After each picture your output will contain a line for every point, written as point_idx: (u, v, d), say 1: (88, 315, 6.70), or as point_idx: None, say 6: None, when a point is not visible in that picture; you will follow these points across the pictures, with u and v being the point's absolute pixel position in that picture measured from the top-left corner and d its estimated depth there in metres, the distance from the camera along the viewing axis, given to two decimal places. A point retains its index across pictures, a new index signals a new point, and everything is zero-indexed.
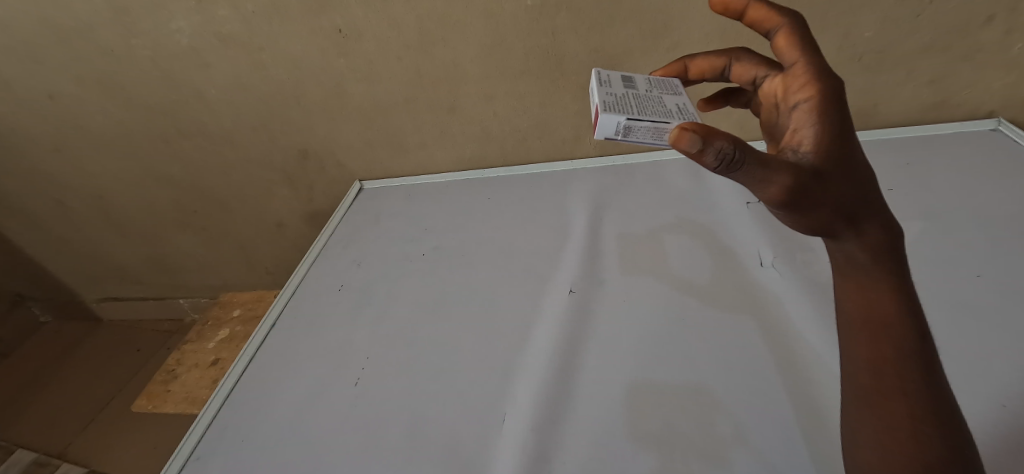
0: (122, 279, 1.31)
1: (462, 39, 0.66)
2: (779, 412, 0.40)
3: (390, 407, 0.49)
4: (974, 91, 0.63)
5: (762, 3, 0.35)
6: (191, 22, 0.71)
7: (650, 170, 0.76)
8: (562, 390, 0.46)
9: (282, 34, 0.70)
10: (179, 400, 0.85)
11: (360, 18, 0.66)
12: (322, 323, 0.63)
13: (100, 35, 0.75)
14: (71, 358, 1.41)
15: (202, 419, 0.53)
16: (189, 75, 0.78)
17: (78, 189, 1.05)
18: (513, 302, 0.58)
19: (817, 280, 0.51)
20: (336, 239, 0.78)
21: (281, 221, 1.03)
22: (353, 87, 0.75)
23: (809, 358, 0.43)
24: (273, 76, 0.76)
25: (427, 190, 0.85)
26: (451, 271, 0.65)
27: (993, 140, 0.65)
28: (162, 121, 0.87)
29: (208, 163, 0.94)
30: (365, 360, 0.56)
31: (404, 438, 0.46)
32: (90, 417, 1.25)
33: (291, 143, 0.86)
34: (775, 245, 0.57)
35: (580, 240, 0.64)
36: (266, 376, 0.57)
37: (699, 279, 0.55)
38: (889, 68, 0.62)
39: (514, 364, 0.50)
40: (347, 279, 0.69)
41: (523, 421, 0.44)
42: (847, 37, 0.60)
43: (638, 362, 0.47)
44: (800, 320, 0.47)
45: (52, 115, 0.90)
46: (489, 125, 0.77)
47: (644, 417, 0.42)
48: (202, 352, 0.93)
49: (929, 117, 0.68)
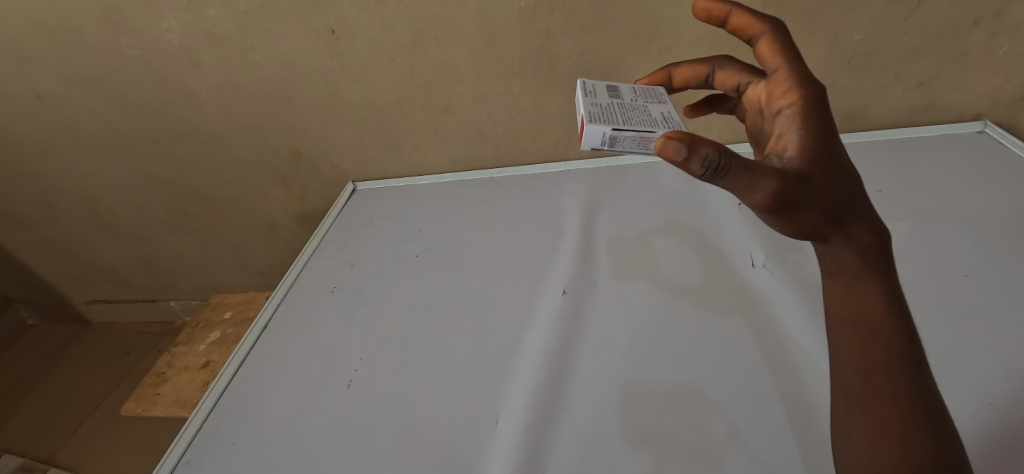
0: (111, 281, 1.29)
1: (455, 40, 0.66)
2: (772, 414, 0.40)
3: (382, 409, 0.49)
4: (961, 94, 0.64)
5: (744, 10, 0.35)
6: (182, 21, 0.70)
7: (642, 171, 0.76)
8: (555, 391, 0.46)
9: (274, 34, 0.70)
10: (169, 403, 0.84)
11: (352, 19, 0.66)
12: (314, 325, 0.62)
13: (88, 34, 0.74)
14: (59, 361, 1.39)
15: (192, 424, 0.52)
16: (180, 75, 0.78)
17: (66, 190, 1.04)
18: (506, 304, 0.58)
19: (806, 281, 0.51)
20: (329, 240, 0.78)
21: (274, 222, 1.03)
22: (346, 88, 0.75)
23: (799, 359, 0.44)
24: (265, 76, 0.75)
25: (421, 191, 0.85)
26: (445, 272, 0.65)
27: (980, 142, 0.66)
28: (152, 122, 0.86)
29: (199, 163, 0.93)
30: (358, 362, 0.55)
31: (397, 440, 0.45)
32: (79, 421, 1.24)
33: (283, 144, 0.86)
34: (765, 246, 0.57)
35: (574, 242, 0.64)
36: (257, 378, 0.57)
37: (691, 281, 0.55)
38: (877, 71, 0.63)
39: (507, 365, 0.50)
40: (339, 281, 0.69)
41: (516, 423, 0.44)
42: (837, 40, 0.61)
43: (630, 363, 0.47)
44: (789, 321, 0.48)
45: (39, 115, 0.88)
46: (483, 126, 0.77)
47: (636, 418, 0.42)
48: (193, 355, 0.92)
49: (917, 119, 0.69)
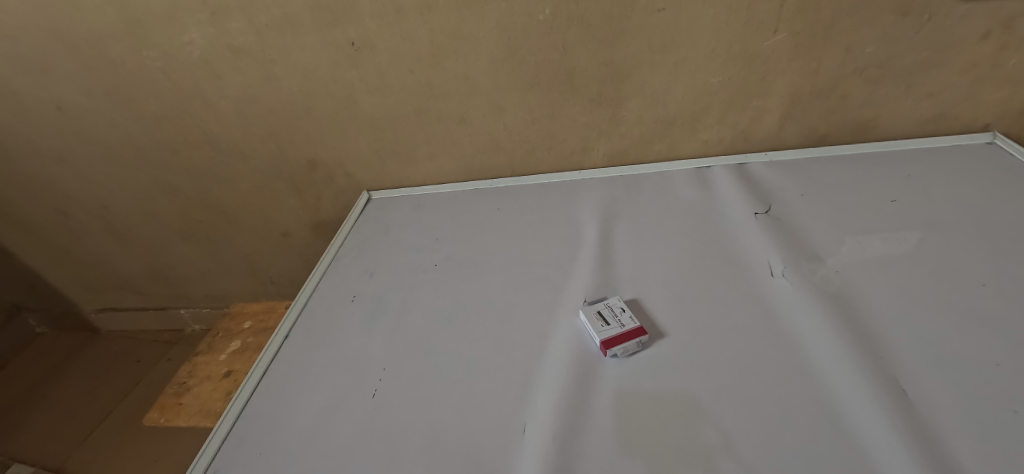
0: (122, 290, 1.29)
1: (473, 53, 0.68)
2: (804, 427, 0.39)
3: (409, 418, 0.49)
4: (970, 105, 0.66)
5: None
6: (203, 34, 0.71)
7: (657, 179, 0.77)
8: (581, 402, 0.46)
9: (295, 47, 0.71)
10: (192, 413, 0.83)
11: (372, 31, 0.67)
12: (335, 334, 0.63)
13: (110, 47, 0.75)
14: (68, 369, 1.38)
15: (217, 433, 0.53)
16: (199, 86, 0.79)
17: (80, 199, 1.04)
18: (527, 313, 0.58)
19: (828, 289, 0.52)
20: (346, 249, 0.78)
21: (286, 231, 1.03)
22: (364, 99, 0.76)
23: (824, 365, 0.43)
24: (283, 87, 0.76)
25: (437, 200, 0.85)
26: (464, 282, 0.66)
27: (990, 152, 0.66)
28: (170, 132, 0.87)
29: (213, 172, 0.93)
30: (381, 371, 0.56)
31: (425, 449, 0.45)
32: (89, 429, 1.22)
33: (300, 154, 0.86)
34: (784, 255, 0.58)
35: (592, 251, 0.65)
36: (281, 388, 0.57)
37: (709, 303, 0.54)
38: (888, 83, 0.65)
39: (532, 375, 0.50)
40: (358, 290, 0.69)
41: (544, 433, 0.44)
42: (849, 53, 0.62)
43: (652, 373, 0.47)
44: (812, 330, 0.47)
45: (58, 126, 0.89)
46: (499, 137, 0.78)
47: (661, 430, 0.41)
48: (214, 364, 0.92)
49: (926, 130, 0.70)
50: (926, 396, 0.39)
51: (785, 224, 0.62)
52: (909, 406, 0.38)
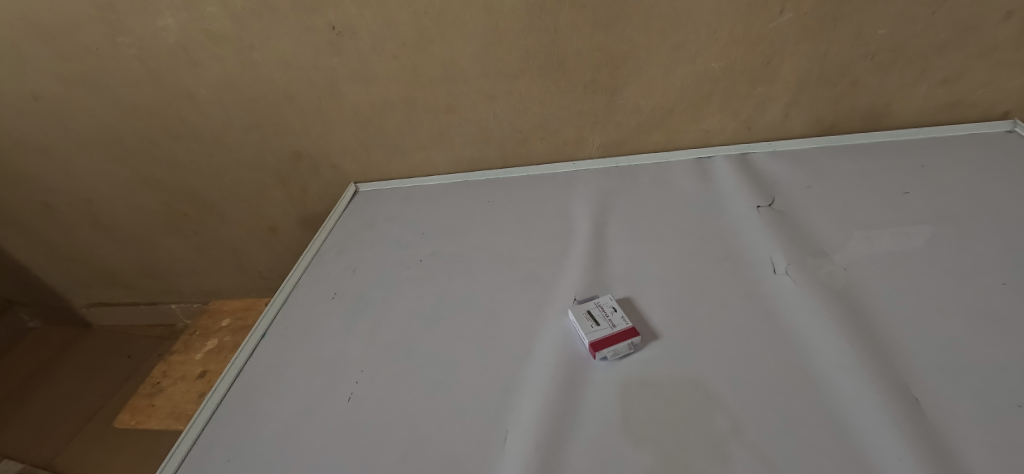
0: (112, 284, 1.27)
1: (459, 37, 0.64)
2: (805, 439, 0.35)
3: (384, 424, 0.46)
4: (989, 91, 0.61)
5: None
6: (178, 19, 0.68)
7: (654, 171, 0.73)
8: (565, 408, 0.43)
9: (273, 33, 0.67)
10: (164, 415, 0.82)
11: (353, 15, 0.64)
12: (315, 334, 0.60)
13: (83, 33, 0.72)
14: (61, 364, 1.38)
15: (186, 438, 0.50)
16: (177, 74, 0.76)
17: (64, 192, 1.02)
18: (514, 313, 0.56)
19: (834, 288, 0.48)
20: (330, 244, 0.76)
21: (274, 225, 1.01)
22: (347, 87, 0.73)
23: (828, 371, 0.40)
24: (263, 75, 0.73)
25: (426, 193, 0.82)
26: (450, 279, 0.63)
27: (1009, 141, 0.62)
28: (151, 123, 0.84)
29: (196, 164, 0.90)
30: (359, 373, 0.53)
31: (399, 458, 0.43)
32: (79, 425, 1.22)
33: (285, 145, 0.84)
34: (787, 251, 0.54)
35: (584, 246, 0.62)
36: (255, 390, 0.55)
37: (705, 303, 0.51)
38: (902, 67, 0.60)
39: (515, 379, 0.47)
40: (341, 287, 0.67)
41: (524, 443, 0.41)
42: (860, 35, 0.58)
43: (642, 378, 0.44)
44: (816, 333, 0.44)
45: (36, 117, 0.87)
46: (489, 126, 0.74)
47: (650, 441, 0.38)
48: (189, 364, 0.90)
49: (941, 117, 0.66)
50: (940, 407, 0.35)
51: (788, 218, 0.59)
52: (920, 418, 0.35)
